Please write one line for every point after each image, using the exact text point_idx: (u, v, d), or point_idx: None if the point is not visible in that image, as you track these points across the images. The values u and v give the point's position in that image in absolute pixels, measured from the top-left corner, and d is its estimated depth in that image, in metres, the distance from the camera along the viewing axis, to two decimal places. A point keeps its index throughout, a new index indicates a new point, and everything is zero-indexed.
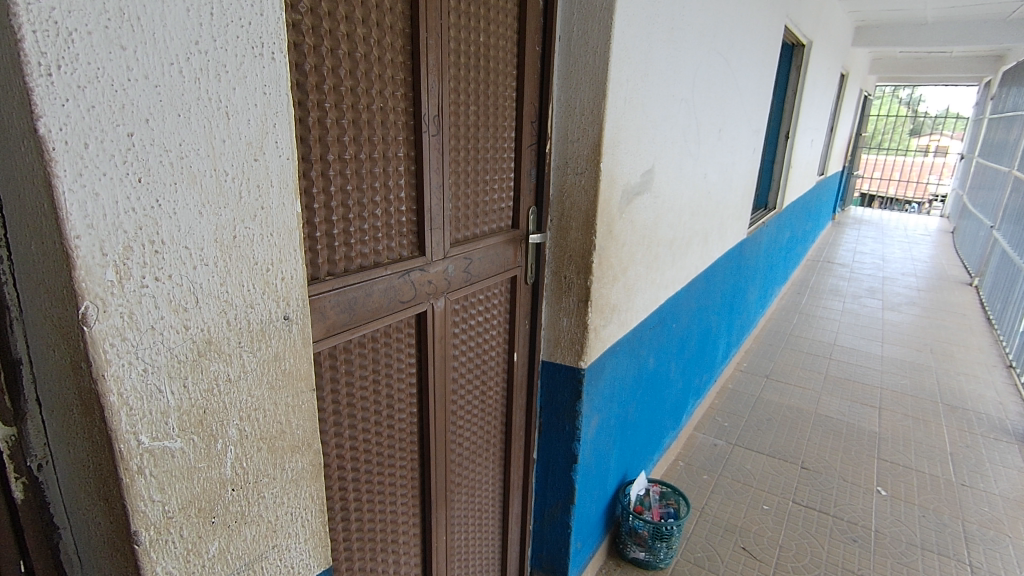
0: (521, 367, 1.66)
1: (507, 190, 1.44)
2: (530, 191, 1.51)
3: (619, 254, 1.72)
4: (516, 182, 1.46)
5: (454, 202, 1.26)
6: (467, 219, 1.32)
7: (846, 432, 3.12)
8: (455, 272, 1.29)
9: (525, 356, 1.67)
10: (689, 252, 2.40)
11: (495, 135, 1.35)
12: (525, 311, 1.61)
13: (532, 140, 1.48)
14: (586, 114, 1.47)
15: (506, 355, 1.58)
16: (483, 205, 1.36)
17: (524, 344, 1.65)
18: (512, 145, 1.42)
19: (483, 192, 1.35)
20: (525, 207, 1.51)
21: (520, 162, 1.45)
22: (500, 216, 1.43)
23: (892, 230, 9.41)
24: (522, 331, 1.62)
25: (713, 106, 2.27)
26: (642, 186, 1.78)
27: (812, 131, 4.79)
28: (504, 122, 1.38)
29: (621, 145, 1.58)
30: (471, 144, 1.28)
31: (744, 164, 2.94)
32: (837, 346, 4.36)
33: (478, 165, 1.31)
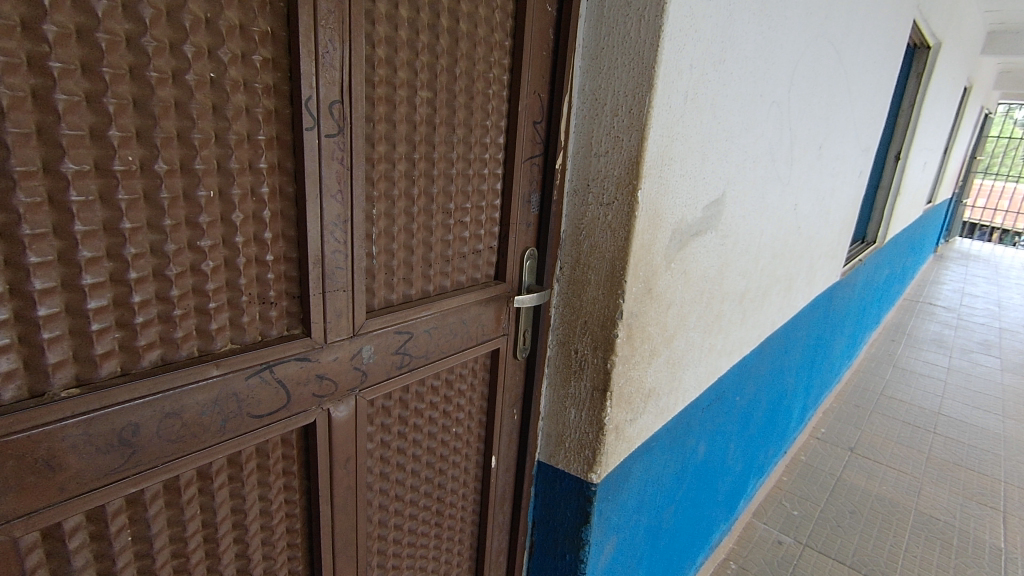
0: (505, 471, 1.16)
1: (488, 225, 0.96)
2: (527, 227, 1.02)
3: (661, 320, 1.19)
4: (503, 212, 0.97)
5: (384, 245, 0.79)
6: (410, 270, 0.84)
7: (958, 545, 2.40)
8: (381, 352, 0.81)
9: (511, 455, 1.17)
10: (766, 305, 1.82)
11: (467, 140, 0.88)
12: (514, 396, 1.12)
13: (534, 151, 0.98)
14: (622, 116, 0.96)
15: (479, 458, 1.09)
16: (442, 248, 0.88)
17: (511, 439, 1.15)
18: (499, 156, 0.94)
19: (443, 226, 0.88)
20: (518, 249, 1.02)
21: (512, 182, 0.96)
22: (474, 263, 0.95)
23: (1008, 270, 8.11)
24: (510, 424, 1.13)
25: (815, 114, 1.68)
26: (704, 224, 1.24)
27: (927, 151, 3.98)
28: (484, 122, 0.90)
29: (675, 163, 1.05)
30: (421, 153, 0.81)
31: (847, 192, 2.29)
32: (944, 415, 3.55)
33: (433, 187, 0.84)
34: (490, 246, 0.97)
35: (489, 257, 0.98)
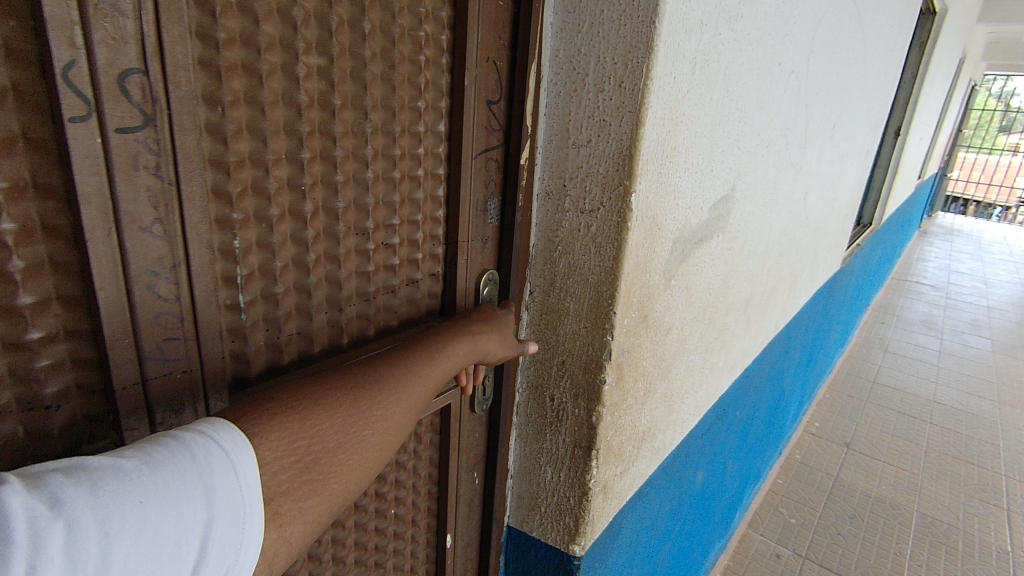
0: (465, 545, 0.93)
1: (429, 246, 0.71)
2: (483, 243, 0.78)
3: (658, 351, 0.95)
4: (449, 227, 0.73)
5: (260, 291, 0.53)
6: (310, 322, 0.59)
7: (964, 550, 2.24)
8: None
9: (472, 526, 0.94)
10: (770, 309, 1.60)
11: (391, 129, 0.61)
12: (473, 455, 0.88)
13: (489, 142, 0.73)
14: (609, 92, 0.70)
15: (429, 537, 0.86)
16: (359, 284, 0.63)
17: (471, 507, 0.92)
18: (440, 151, 0.69)
19: (360, 254, 0.62)
20: (472, 275, 0.77)
21: (460, 187, 0.71)
22: (409, 300, 0.70)
23: (989, 244, 8.07)
24: (468, 490, 0.90)
25: (831, 87, 1.43)
26: (710, 228, 0.99)
27: (924, 126, 3.77)
28: (416, 103, 0.63)
29: (680, 153, 0.80)
30: (314, 150, 0.54)
31: (854, 175, 2.07)
32: (940, 402, 3.42)
33: (340, 199, 0.58)
34: (433, 274, 0.73)
35: (432, 287, 0.73)
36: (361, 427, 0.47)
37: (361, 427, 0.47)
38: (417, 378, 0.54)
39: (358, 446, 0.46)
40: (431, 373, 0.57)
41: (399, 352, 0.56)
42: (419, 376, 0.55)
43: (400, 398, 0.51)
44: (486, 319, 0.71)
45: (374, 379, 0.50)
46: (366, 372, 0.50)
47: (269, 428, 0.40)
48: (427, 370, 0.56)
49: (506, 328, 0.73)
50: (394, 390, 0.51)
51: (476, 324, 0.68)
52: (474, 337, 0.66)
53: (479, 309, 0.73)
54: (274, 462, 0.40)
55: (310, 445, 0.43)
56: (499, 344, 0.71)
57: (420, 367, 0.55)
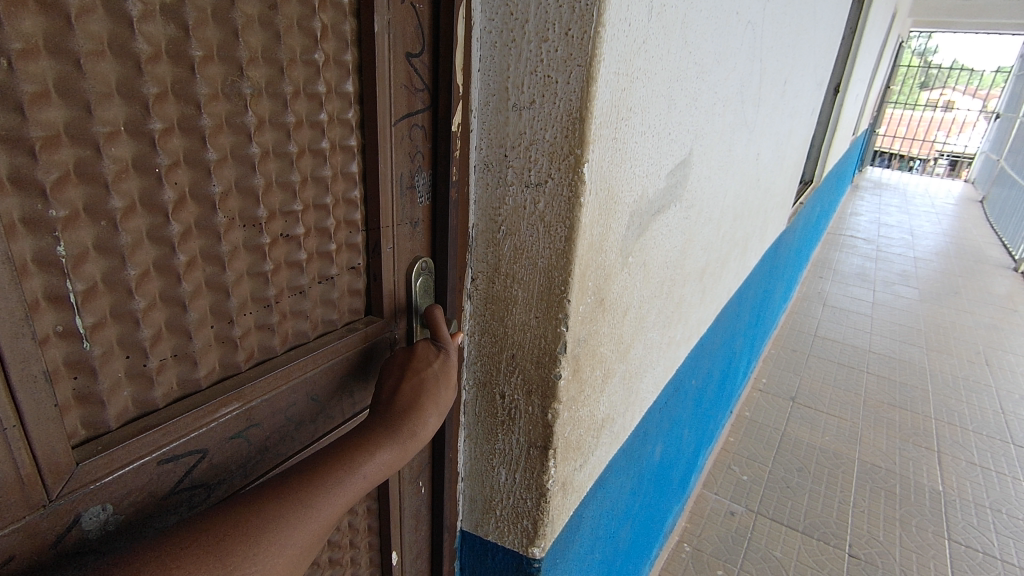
0: (413, 557, 0.85)
1: (344, 235, 0.59)
2: (412, 227, 0.66)
3: (616, 333, 0.87)
4: (368, 210, 0.61)
5: (110, 309, 0.40)
6: (189, 341, 0.46)
7: (901, 494, 2.36)
8: (139, 505, 0.44)
9: (420, 536, 0.85)
10: (723, 275, 1.56)
11: (280, 90, 0.48)
12: (417, 463, 0.79)
13: (412, 105, 0.61)
14: (554, 42, 0.59)
15: (371, 557, 0.77)
16: (254, 288, 0.51)
17: (417, 518, 0.83)
18: (350, 117, 0.56)
19: (252, 250, 0.49)
20: (400, 265, 0.66)
21: (378, 161, 0.59)
22: (323, 301, 0.59)
23: (914, 196, 8.51)
24: (413, 501, 0.80)
25: (784, 40, 1.36)
26: (667, 197, 0.91)
27: (861, 81, 3.82)
28: (312, 56, 0.51)
29: (636, 114, 0.70)
30: (170, 120, 0.41)
31: (801, 133, 2.04)
32: (875, 351, 3.58)
33: (216, 182, 0.45)
34: (352, 267, 0.62)
35: (352, 283, 0.62)
36: None
37: None
38: (314, 514, 0.47)
39: None
40: (335, 504, 0.49)
41: (303, 477, 0.48)
42: (316, 510, 0.47)
43: (287, 546, 0.44)
44: (412, 408, 0.59)
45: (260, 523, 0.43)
46: (246, 518, 0.43)
47: None
48: (330, 501, 0.48)
49: (436, 399, 0.62)
50: (281, 537, 0.44)
51: (407, 422, 0.58)
52: (399, 444, 0.57)
53: (408, 381, 0.61)
54: None
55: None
56: (428, 429, 0.60)
57: (320, 500, 0.48)
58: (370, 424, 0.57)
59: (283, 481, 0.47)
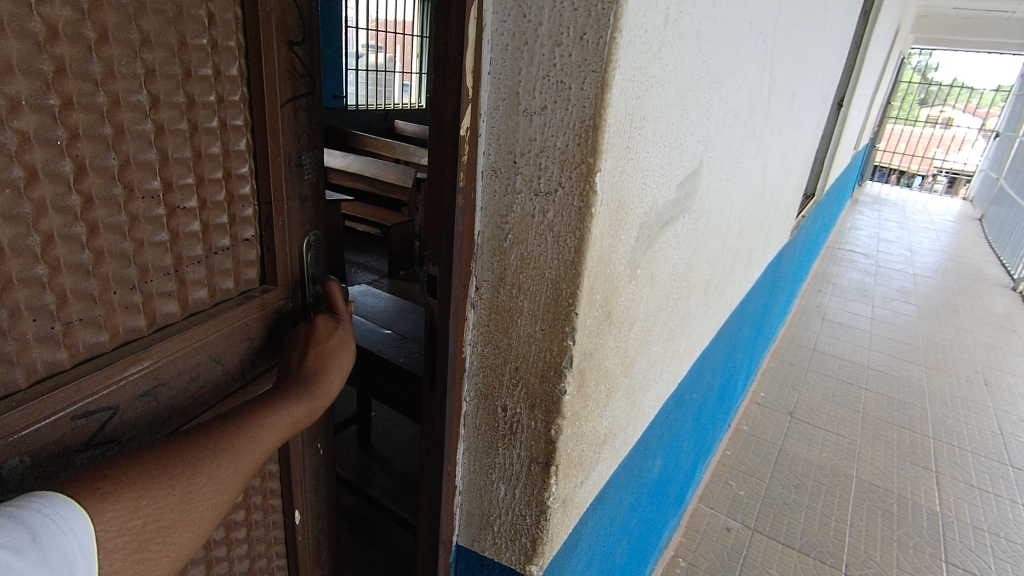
0: (316, 518, 0.90)
1: (238, 207, 0.64)
2: (301, 202, 0.72)
3: (621, 348, 0.85)
4: (259, 184, 0.66)
5: (18, 273, 0.45)
6: (93, 305, 0.51)
7: (898, 513, 2.34)
8: (52, 456, 0.48)
9: (322, 497, 0.91)
10: (726, 289, 1.54)
11: (173, 71, 0.54)
12: (314, 426, 0.85)
13: (294, 89, 0.67)
14: (568, 46, 0.57)
15: (275, 517, 0.82)
16: (155, 257, 0.55)
17: (319, 479, 0.89)
18: (240, 94, 0.62)
19: (151, 221, 0.54)
20: (290, 236, 0.71)
21: (269, 140, 0.65)
22: (221, 269, 0.64)
23: (912, 212, 8.52)
24: (313, 461, 0.86)
25: (794, 54, 1.35)
26: (676, 209, 0.89)
27: (864, 96, 3.84)
28: (201, 40, 0.56)
29: (649, 123, 0.68)
30: (69, 95, 0.45)
31: (807, 147, 2.03)
32: (873, 367, 3.57)
33: (114, 155, 0.50)
34: (244, 239, 0.66)
35: (245, 254, 0.67)
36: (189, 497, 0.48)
37: (188, 499, 0.47)
38: (250, 442, 0.55)
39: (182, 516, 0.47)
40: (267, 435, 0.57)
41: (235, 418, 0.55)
42: (249, 443, 0.55)
43: (234, 464, 0.52)
44: (319, 370, 0.67)
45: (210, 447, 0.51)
46: (197, 444, 0.50)
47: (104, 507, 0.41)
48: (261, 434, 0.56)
49: (341, 364, 0.69)
50: (230, 457, 0.52)
51: (318, 381, 0.65)
52: (314, 397, 0.64)
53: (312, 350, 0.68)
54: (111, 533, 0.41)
55: (114, 565, 0.41)
56: (334, 390, 0.67)
57: (253, 434, 0.55)
58: (284, 382, 0.64)
59: (219, 423, 0.54)
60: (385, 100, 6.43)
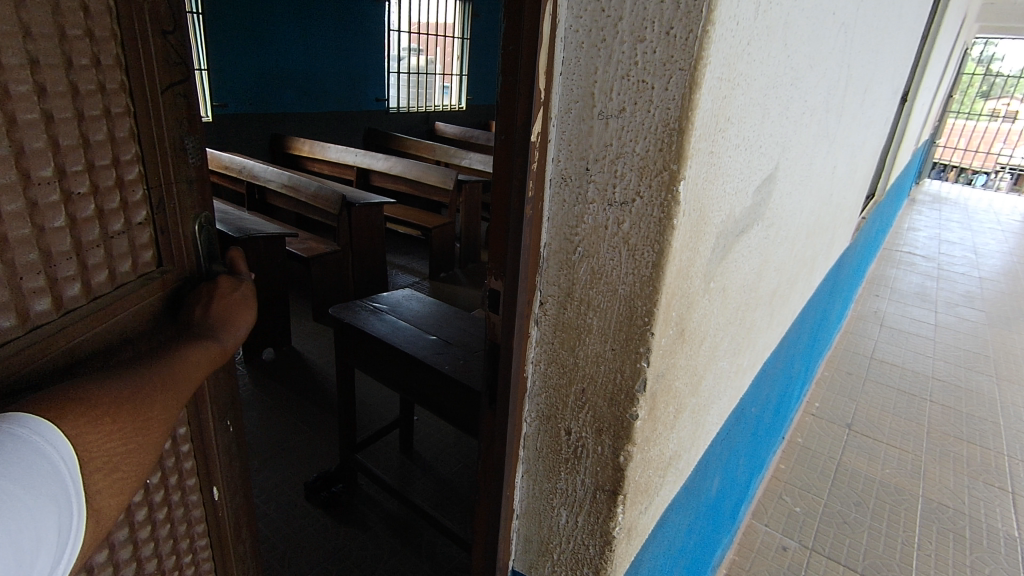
0: (235, 495, 0.86)
1: (128, 190, 0.61)
2: (188, 185, 0.70)
3: (691, 366, 0.79)
4: (147, 168, 0.63)
5: None
6: (7, 292, 0.48)
7: (971, 537, 2.18)
8: None
9: (239, 473, 0.86)
10: (790, 298, 1.45)
11: (56, 60, 0.50)
12: (222, 402, 0.80)
13: (171, 76, 0.64)
14: (652, 42, 0.52)
15: (200, 496, 0.77)
16: (58, 241, 0.53)
17: (234, 455, 0.84)
18: (120, 78, 0.58)
19: (52, 206, 0.52)
20: (183, 222, 0.69)
21: (153, 125, 0.62)
22: (120, 253, 0.61)
23: (976, 212, 8.05)
24: (225, 441, 0.81)
25: (869, 47, 1.25)
26: (752, 216, 0.82)
27: (929, 90, 3.63)
28: (80, 32, 0.53)
29: (734, 125, 0.62)
30: None
31: (873, 144, 1.91)
32: (937, 377, 3.36)
33: (9, 142, 0.47)
34: (137, 223, 0.63)
35: (140, 238, 0.63)
36: (151, 416, 0.52)
37: (147, 417, 0.52)
38: (188, 366, 0.59)
39: (145, 432, 0.51)
40: (201, 361, 0.61)
41: (165, 355, 0.58)
42: (186, 367, 0.59)
43: (180, 386, 0.57)
44: (229, 315, 0.68)
45: (156, 376, 0.55)
46: (142, 377, 0.53)
47: (89, 429, 0.45)
48: (194, 359, 0.60)
49: (246, 314, 0.71)
50: (174, 380, 0.56)
51: (227, 327, 0.67)
52: (229, 335, 0.67)
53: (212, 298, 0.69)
54: (100, 448, 0.45)
55: (97, 483, 0.45)
56: (242, 338, 0.69)
57: (185, 359, 0.60)
58: (195, 327, 0.66)
59: (156, 362, 0.57)
60: (427, 102, 6.43)
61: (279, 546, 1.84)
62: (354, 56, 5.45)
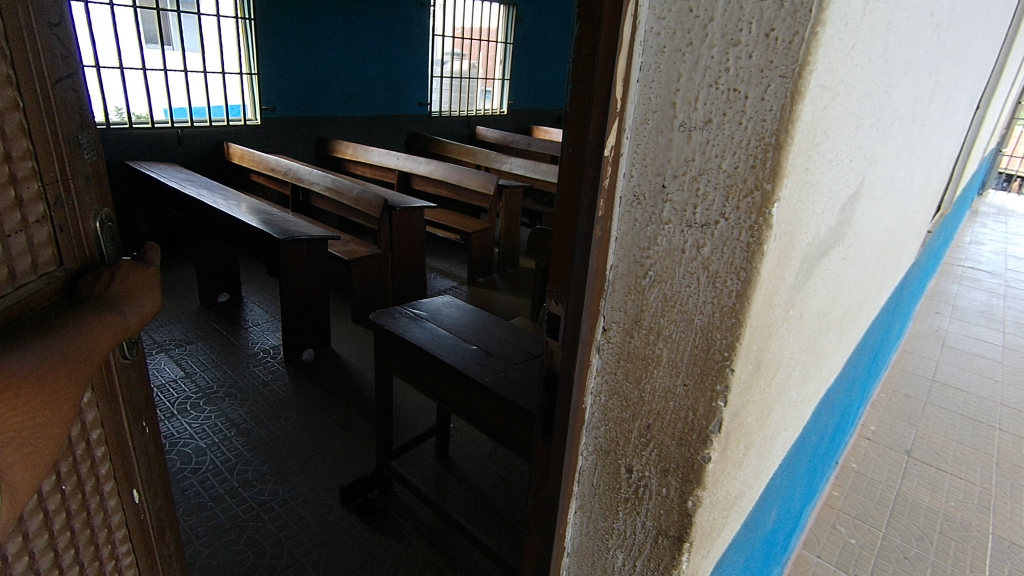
0: (158, 500, 0.77)
1: (22, 187, 0.53)
2: (89, 180, 0.61)
3: (764, 399, 0.72)
4: (42, 165, 0.55)
5: None
6: None
7: None
8: None
9: (161, 476, 0.78)
10: (858, 319, 1.35)
11: None
12: (137, 402, 0.71)
13: (66, 67, 0.56)
14: (747, 46, 0.46)
15: (120, 501, 0.69)
16: None
17: (155, 457, 0.76)
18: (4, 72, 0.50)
19: None
20: (86, 217, 0.61)
21: (43, 121, 0.54)
22: (17, 253, 0.53)
23: None
24: (143, 442, 0.73)
25: (957, 49, 1.15)
26: (834, 236, 0.75)
27: (1003, 96, 3.40)
28: None
29: (829, 136, 0.55)
30: None
31: (948, 153, 1.77)
32: (1007, 403, 3.13)
33: None
34: (34, 222, 0.55)
35: (38, 237, 0.55)
36: (40, 400, 0.46)
37: (37, 400, 0.46)
38: (86, 341, 0.52)
39: (34, 418, 0.45)
40: (101, 333, 0.54)
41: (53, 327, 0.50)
42: (82, 339, 0.52)
43: (75, 360, 0.50)
44: (135, 286, 0.60)
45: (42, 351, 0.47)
46: (23, 353, 0.46)
47: None
48: (93, 332, 0.53)
49: (153, 290, 0.63)
50: (67, 355, 0.50)
51: (130, 299, 0.59)
52: (135, 308, 0.59)
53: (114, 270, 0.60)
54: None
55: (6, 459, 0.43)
56: (150, 313, 0.62)
57: (81, 331, 0.52)
58: (93, 297, 0.57)
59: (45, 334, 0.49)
60: (468, 106, 6.45)
61: (314, 550, 1.84)
62: (399, 61, 5.50)
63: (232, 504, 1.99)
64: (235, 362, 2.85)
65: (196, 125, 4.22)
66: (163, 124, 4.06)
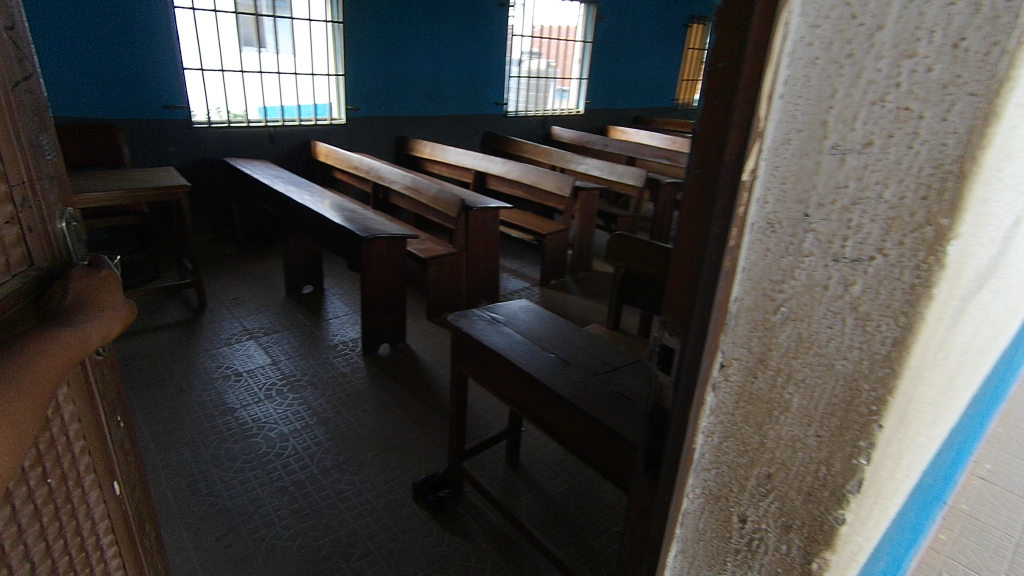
0: (135, 489, 0.77)
1: None
2: (50, 179, 0.62)
3: (901, 448, 0.65)
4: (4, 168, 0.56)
5: None
6: None
7: None
8: None
9: (138, 467, 0.78)
10: (992, 352, 1.20)
11: None
12: (110, 396, 0.72)
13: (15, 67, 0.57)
14: (927, 57, 0.39)
15: (100, 493, 0.70)
16: None
17: (131, 449, 0.76)
18: None
19: None
20: (49, 216, 0.62)
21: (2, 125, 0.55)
22: None
23: None
24: (119, 437, 0.74)
25: None
26: (994, 268, 0.65)
27: None
28: None
29: (1014, 160, 0.47)
30: None
31: None
32: None
33: None
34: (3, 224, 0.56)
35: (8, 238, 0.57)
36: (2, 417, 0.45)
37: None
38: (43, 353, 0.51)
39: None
40: (60, 345, 0.53)
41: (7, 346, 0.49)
42: (40, 353, 0.51)
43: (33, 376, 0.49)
44: (92, 298, 0.60)
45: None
46: None
47: None
48: (50, 345, 0.52)
49: (110, 300, 0.62)
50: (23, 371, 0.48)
51: (86, 309, 0.58)
52: (95, 317, 0.58)
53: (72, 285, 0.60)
54: None
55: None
56: (116, 322, 0.61)
57: (36, 346, 0.51)
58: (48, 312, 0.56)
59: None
60: (544, 106, 6.42)
61: (386, 543, 1.88)
62: (478, 61, 5.55)
63: (312, 491, 2.06)
64: (315, 352, 2.97)
65: (287, 125, 4.46)
66: (258, 123, 4.32)
